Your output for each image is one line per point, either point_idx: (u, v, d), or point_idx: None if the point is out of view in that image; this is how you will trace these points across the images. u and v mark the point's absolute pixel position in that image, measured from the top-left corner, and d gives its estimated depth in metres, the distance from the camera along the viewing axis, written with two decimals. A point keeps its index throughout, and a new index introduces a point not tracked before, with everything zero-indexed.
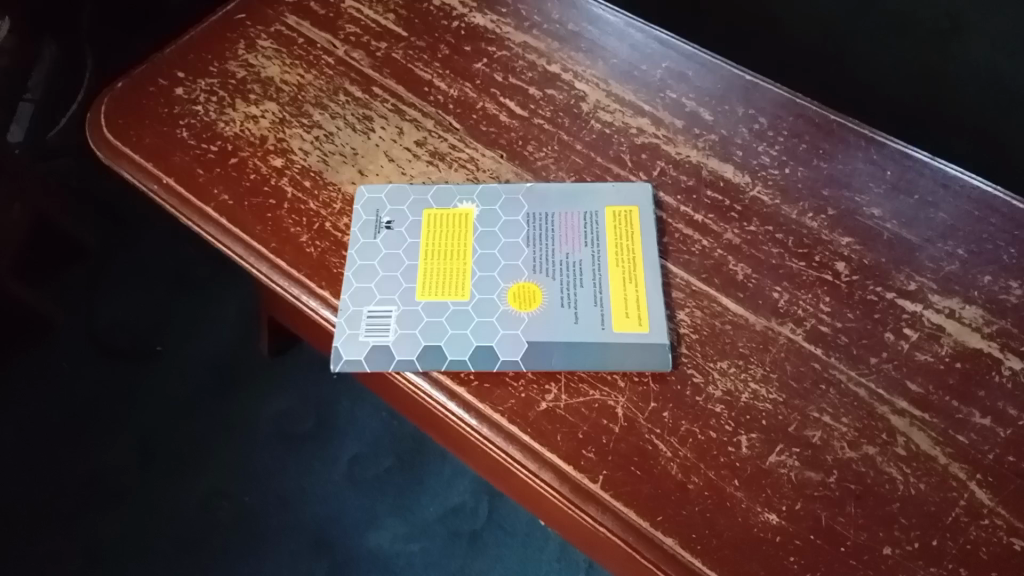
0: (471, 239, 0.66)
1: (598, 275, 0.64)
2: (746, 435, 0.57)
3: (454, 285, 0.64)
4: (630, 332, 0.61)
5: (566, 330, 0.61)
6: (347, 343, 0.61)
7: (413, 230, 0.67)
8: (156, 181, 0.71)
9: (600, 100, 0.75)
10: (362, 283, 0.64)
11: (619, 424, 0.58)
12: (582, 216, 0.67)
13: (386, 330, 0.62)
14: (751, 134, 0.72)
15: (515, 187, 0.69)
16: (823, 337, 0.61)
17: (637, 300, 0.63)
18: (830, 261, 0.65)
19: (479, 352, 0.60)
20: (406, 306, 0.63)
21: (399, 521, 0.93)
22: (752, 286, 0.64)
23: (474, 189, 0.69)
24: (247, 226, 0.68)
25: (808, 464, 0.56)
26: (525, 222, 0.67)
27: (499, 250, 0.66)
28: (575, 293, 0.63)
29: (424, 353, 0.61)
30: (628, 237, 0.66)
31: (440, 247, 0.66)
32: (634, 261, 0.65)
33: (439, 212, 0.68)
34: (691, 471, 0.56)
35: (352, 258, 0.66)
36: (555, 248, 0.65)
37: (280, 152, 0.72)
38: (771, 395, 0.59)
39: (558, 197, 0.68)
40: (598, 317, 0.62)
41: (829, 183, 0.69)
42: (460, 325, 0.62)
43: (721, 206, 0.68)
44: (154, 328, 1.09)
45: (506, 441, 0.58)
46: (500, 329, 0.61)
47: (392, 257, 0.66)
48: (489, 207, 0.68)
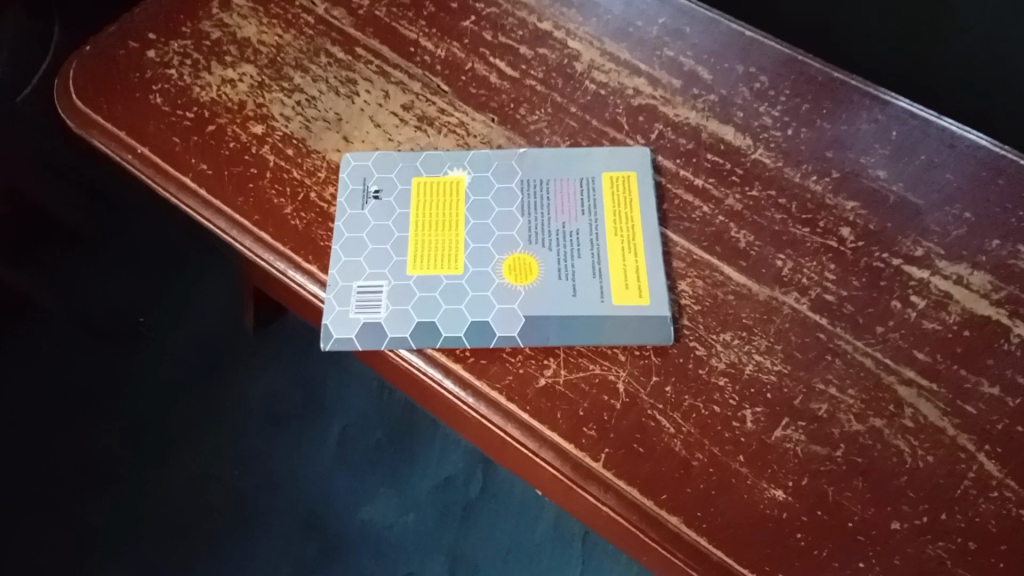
0: (463, 208, 0.64)
1: (596, 245, 0.62)
2: (751, 410, 0.56)
3: (446, 258, 0.61)
4: (631, 304, 0.59)
5: (564, 303, 0.59)
6: (337, 320, 0.59)
7: (402, 199, 0.64)
8: (131, 151, 0.68)
9: (594, 58, 0.72)
10: (351, 256, 0.62)
11: (621, 400, 0.56)
12: (579, 183, 0.65)
13: (377, 306, 0.59)
14: (752, 94, 0.69)
15: (508, 152, 0.66)
16: (827, 306, 0.60)
17: (637, 270, 0.61)
18: (835, 226, 0.63)
19: (475, 327, 0.58)
20: (398, 280, 0.60)
21: (391, 494, 0.94)
22: (754, 254, 0.62)
23: (465, 155, 0.66)
24: (228, 198, 0.65)
25: (814, 438, 0.55)
26: (519, 190, 0.64)
27: (492, 220, 0.63)
28: (573, 265, 0.61)
29: (417, 329, 0.58)
30: (627, 204, 0.63)
31: (431, 217, 0.63)
32: (633, 229, 0.62)
33: (429, 180, 0.65)
34: (695, 448, 0.55)
35: (338, 230, 0.63)
36: (551, 217, 0.63)
37: (260, 119, 0.69)
38: (776, 367, 0.57)
39: (554, 163, 0.66)
40: (598, 289, 0.60)
41: (833, 145, 0.67)
42: (454, 299, 0.59)
43: (721, 170, 0.65)
44: (136, 303, 1.06)
45: (504, 420, 0.56)
46: (496, 303, 0.59)
47: (382, 229, 0.63)
48: (481, 174, 0.65)
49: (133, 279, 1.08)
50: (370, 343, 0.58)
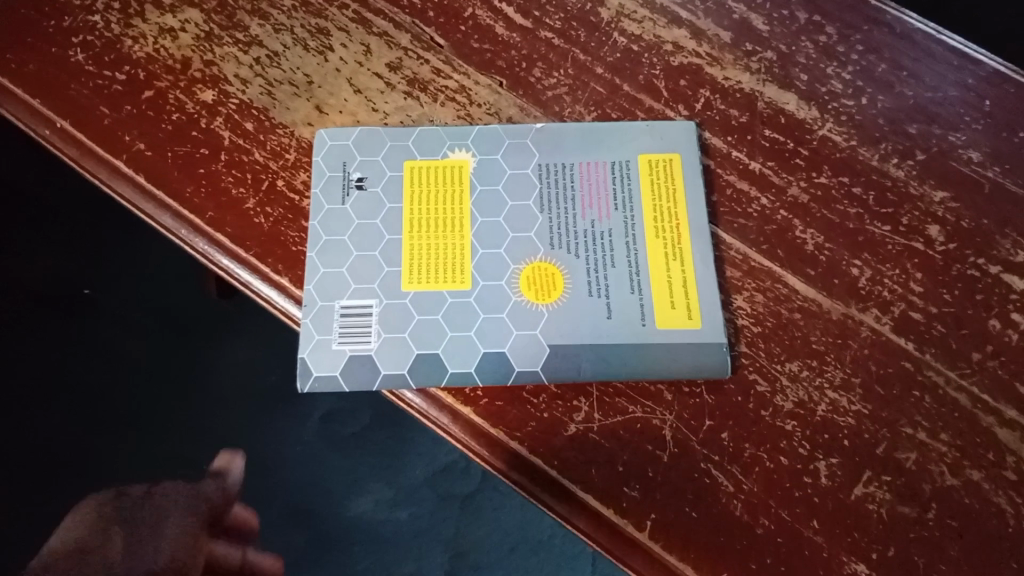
0: (468, 201, 0.51)
1: (633, 250, 0.50)
2: (825, 461, 0.46)
3: (449, 269, 0.49)
4: (678, 328, 0.48)
5: (596, 328, 0.48)
6: (317, 353, 0.48)
7: (392, 191, 0.52)
8: (48, 124, 0.54)
9: (623, 3, 0.58)
10: (331, 266, 0.50)
11: (668, 450, 0.46)
12: (610, 167, 0.53)
13: (366, 334, 0.48)
14: (818, 50, 0.56)
15: (521, 128, 0.53)
16: (914, 327, 0.49)
17: (685, 283, 0.49)
18: (920, 224, 0.52)
19: (487, 361, 0.47)
20: (390, 299, 0.49)
21: (384, 485, 0.82)
22: (825, 260, 0.51)
23: (469, 131, 0.53)
24: (175, 187, 0.52)
25: (900, 496, 0.46)
26: (536, 178, 0.52)
27: (505, 217, 0.51)
28: (605, 277, 0.49)
29: (417, 364, 0.47)
30: (671, 195, 0.52)
31: (428, 215, 0.51)
32: (679, 229, 0.51)
33: (424, 165, 0.52)
34: (759, 511, 0.45)
35: (314, 231, 0.51)
36: (577, 213, 0.51)
37: (209, 81, 0.55)
38: (854, 406, 0.47)
39: (578, 140, 0.53)
40: (638, 309, 0.49)
41: (916, 117, 0.55)
42: (461, 324, 0.48)
43: (783, 149, 0.53)
44: (69, 265, 0.82)
45: (525, 477, 0.46)
46: (513, 329, 0.48)
47: (368, 230, 0.51)
48: (489, 156, 0.53)
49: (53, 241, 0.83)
50: (358, 383, 0.47)
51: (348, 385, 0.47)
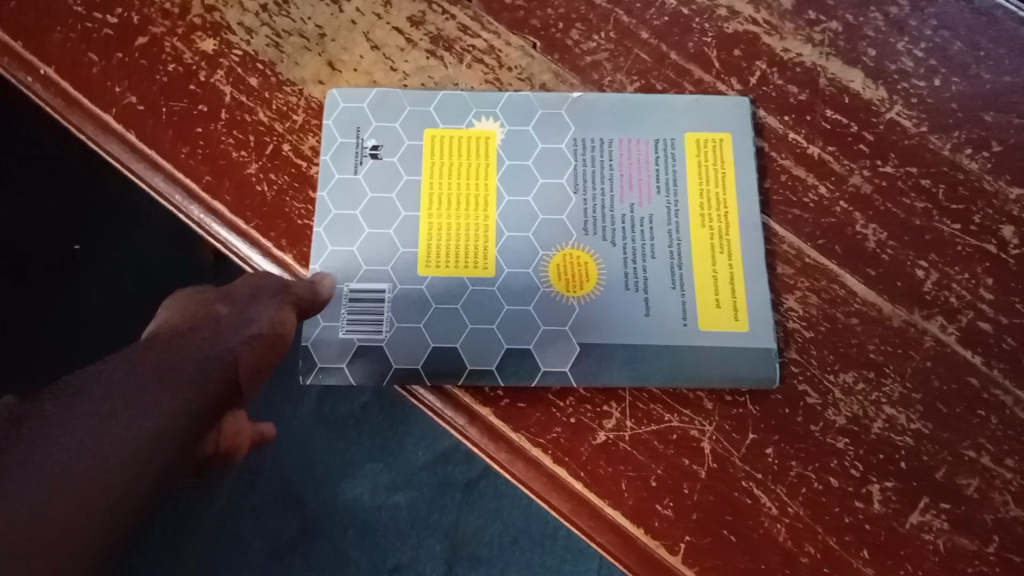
0: (495, 178, 0.46)
1: (675, 240, 0.46)
2: (879, 485, 0.42)
3: (471, 253, 0.45)
4: (721, 330, 0.44)
5: (632, 325, 0.44)
6: (323, 341, 0.44)
7: (410, 161, 0.47)
8: (30, 71, 0.49)
9: None
10: (340, 244, 0.45)
11: (706, 465, 0.42)
12: (653, 145, 0.48)
13: (377, 322, 0.44)
14: (888, 23, 0.51)
15: (556, 96, 0.48)
16: (982, 339, 0.45)
17: (731, 280, 0.45)
18: (994, 224, 0.47)
19: (510, 358, 0.43)
20: (404, 284, 0.44)
21: (380, 467, 0.77)
22: (886, 260, 0.46)
23: (498, 98, 0.48)
24: (170, 148, 0.47)
25: (960, 526, 0.42)
26: (571, 153, 0.47)
27: (534, 197, 0.46)
28: (644, 268, 0.45)
29: (433, 358, 0.43)
30: (719, 180, 0.47)
31: (450, 190, 0.46)
32: (726, 219, 0.46)
33: (447, 134, 0.47)
34: (804, 538, 0.41)
35: (323, 203, 0.46)
36: (614, 196, 0.46)
37: (211, 29, 0.49)
38: (913, 425, 0.43)
39: (619, 113, 0.48)
40: (679, 307, 0.44)
41: (994, 103, 0.49)
42: (482, 316, 0.44)
43: (844, 133, 0.48)
44: (44, 220, 0.69)
45: (546, 489, 0.42)
46: (539, 323, 0.44)
47: (382, 206, 0.46)
48: (520, 128, 0.48)
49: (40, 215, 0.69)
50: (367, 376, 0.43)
51: (354, 377, 0.43)
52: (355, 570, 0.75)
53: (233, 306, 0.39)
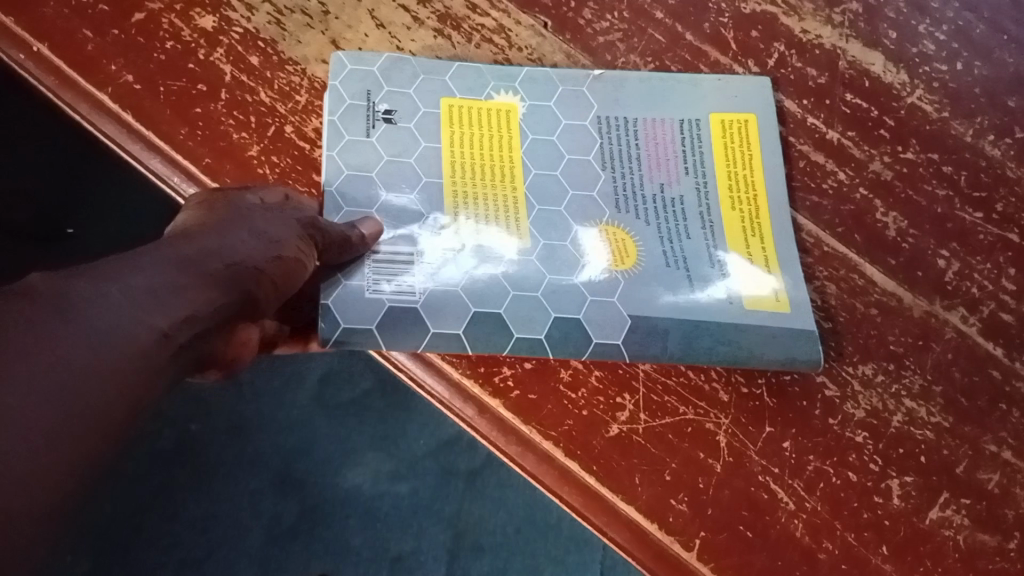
0: (521, 152, 0.44)
1: (707, 221, 0.44)
2: (898, 479, 0.41)
3: (506, 225, 0.42)
4: (764, 309, 0.42)
5: (674, 306, 0.42)
6: (346, 304, 0.39)
7: (427, 129, 0.44)
8: (24, 48, 0.47)
9: None
10: (357, 203, 0.42)
11: (722, 459, 0.41)
12: (680, 124, 0.46)
13: (410, 282, 0.40)
14: (909, 4, 0.49)
15: (577, 72, 0.47)
16: (1004, 331, 0.44)
17: (767, 260, 0.43)
18: (1016, 213, 0.46)
19: (558, 327, 0.41)
20: (434, 246, 0.42)
21: (383, 456, 0.75)
22: (907, 249, 0.45)
23: (516, 72, 0.46)
24: (166, 128, 0.45)
25: (981, 523, 0.41)
26: (596, 131, 0.45)
27: (562, 172, 0.44)
28: (680, 250, 0.43)
29: (475, 324, 0.40)
30: (748, 160, 0.46)
31: (473, 162, 0.44)
32: (756, 200, 0.45)
33: (465, 104, 0.45)
34: (822, 534, 0.40)
35: (333, 164, 0.42)
36: (644, 175, 0.45)
37: (210, 6, 0.48)
38: (933, 418, 0.42)
39: (642, 91, 0.47)
40: (719, 288, 0.42)
41: (1017, 88, 0.48)
42: (525, 283, 0.41)
43: (865, 118, 0.47)
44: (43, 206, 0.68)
45: (557, 483, 0.40)
46: (586, 293, 0.41)
47: (402, 170, 0.43)
48: (541, 103, 0.46)
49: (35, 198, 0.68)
50: (404, 341, 0.40)
51: (385, 341, 0.40)
52: (356, 559, 0.73)
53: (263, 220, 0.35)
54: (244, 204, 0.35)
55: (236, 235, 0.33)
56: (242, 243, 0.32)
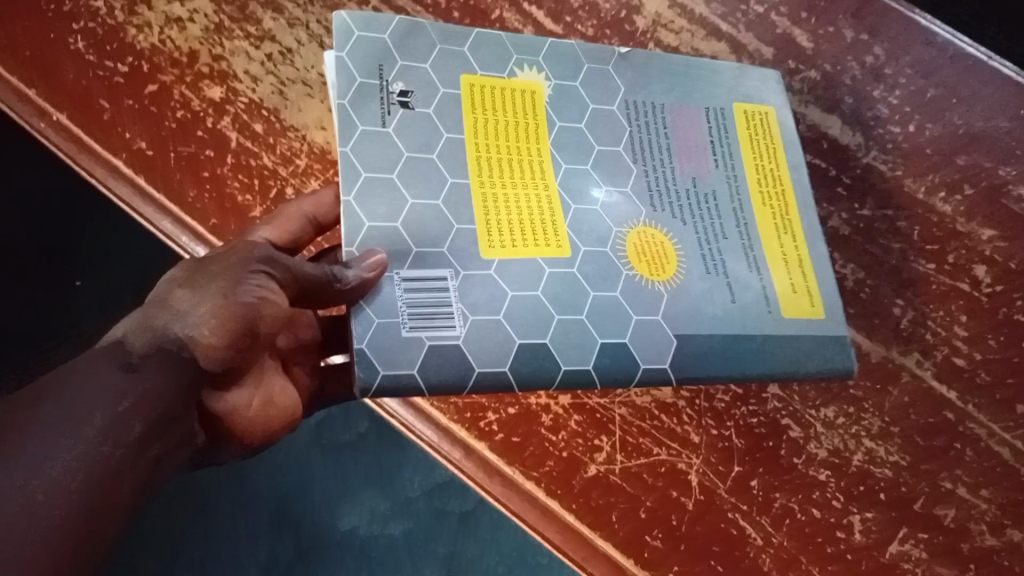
0: (549, 138, 0.38)
1: (742, 219, 0.40)
2: (860, 515, 0.44)
3: (544, 227, 0.36)
4: (800, 317, 0.38)
5: (714, 316, 0.37)
6: (381, 344, 0.33)
7: (444, 113, 0.37)
8: (45, 116, 0.52)
9: (660, 12, 0.55)
10: (378, 218, 0.35)
11: (694, 497, 0.44)
12: (706, 113, 0.42)
13: (449, 318, 0.34)
14: (864, 71, 0.53)
15: (603, 48, 0.42)
16: (956, 375, 0.47)
17: (804, 264, 0.40)
18: (968, 264, 0.49)
19: (608, 357, 0.36)
20: (469, 271, 0.35)
21: (378, 495, 0.68)
22: (865, 297, 0.49)
23: (539, 46, 0.40)
24: (177, 189, 0.51)
25: (939, 556, 0.44)
26: (623, 115, 0.41)
27: (594, 164, 0.39)
28: (718, 252, 0.39)
29: (526, 358, 0.34)
30: (776, 155, 0.42)
31: (498, 144, 0.37)
32: (785, 196, 0.41)
33: (484, 83, 0.38)
34: (790, 567, 0.44)
35: (347, 161, 0.35)
36: (674, 168, 0.40)
37: (217, 77, 0.51)
38: (892, 457, 0.44)
39: (665, 73, 0.42)
40: (761, 296, 0.38)
41: (963, 147, 0.51)
42: (573, 307, 0.36)
43: (824, 177, 0.51)
44: None
45: (540, 519, 0.45)
46: (632, 316, 0.36)
47: (426, 167, 0.36)
48: (566, 82, 0.40)
49: None
50: (445, 382, 0.33)
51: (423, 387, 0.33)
52: None
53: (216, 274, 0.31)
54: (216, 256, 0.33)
55: (179, 303, 0.30)
56: (180, 310, 0.30)
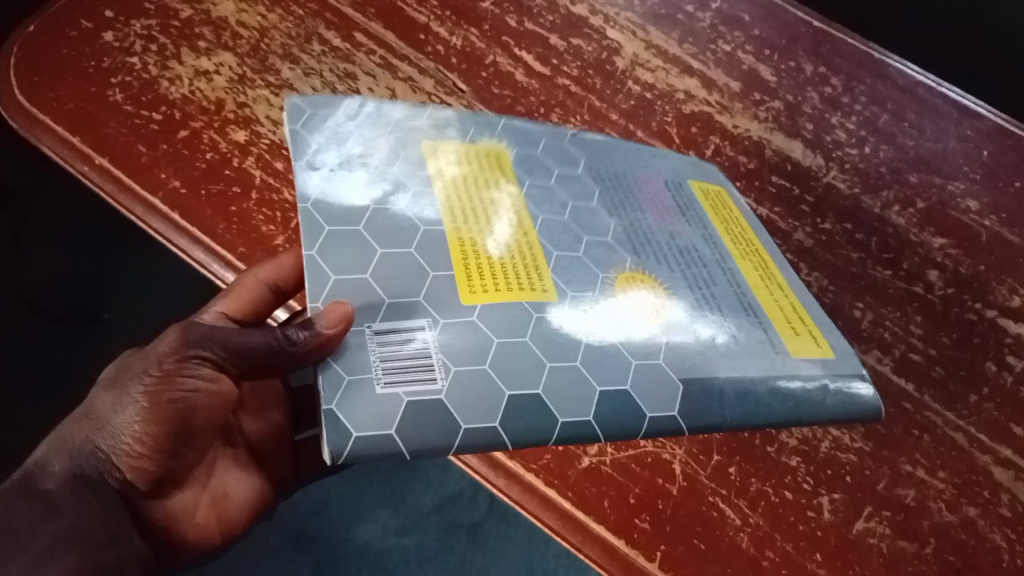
0: (522, 196, 0.45)
1: (725, 267, 0.47)
2: (828, 497, 0.48)
3: (523, 275, 0.41)
4: (809, 355, 0.44)
5: (720, 346, 0.42)
6: (356, 407, 0.35)
7: (418, 173, 0.44)
8: (87, 160, 0.54)
9: (638, 53, 0.64)
10: (345, 272, 0.39)
11: (678, 484, 0.48)
12: (666, 185, 0.51)
13: (429, 369, 0.37)
14: (823, 101, 0.63)
15: (557, 129, 0.51)
16: (914, 368, 0.52)
17: (795, 309, 0.47)
18: (921, 270, 0.55)
19: (611, 400, 0.39)
20: (448, 318, 0.39)
21: (390, 512, 0.85)
22: (829, 301, 0.53)
23: (496, 124, 0.49)
24: (207, 224, 0.53)
25: (901, 532, 0.47)
26: (590, 180, 0.49)
27: (571, 216, 0.46)
28: (710, 293, 0.45)
29: (513, 411, 0.37)
30: (735, 225, 0.51)
31: (475, 197, 0.44)
32: (760, 254, 0.50)
33: (445, 148, 0.46)
34: (764, 544, 0.47)
35: (311, 217, 0.40)
36: (652, 226, 0.48)
37: (242, 122, 0.57)
38: (856, 444, 0.50)
39: (626, 157, 0.52)
40: (762, 334, 0.44)
41: (916, 167, 0.60)
42: (564, 353, 0.39)
43: (789, 196, 0.58)
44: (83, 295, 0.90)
45: (540, 508, 0.48)
46: (632, 357, 0.40)
47: (387, 224, 0.41)
48: (526, 149, 0.49)
49: (80, 271, 0.90)
50: (427, 440, 0.35)
51: (405, 447, 0.35)
52: None
53: (124, 379, 0.40)
54: (135, 360, 0.41)
55: (101, 410, 0.40)
56: (107, 422, 0.40)
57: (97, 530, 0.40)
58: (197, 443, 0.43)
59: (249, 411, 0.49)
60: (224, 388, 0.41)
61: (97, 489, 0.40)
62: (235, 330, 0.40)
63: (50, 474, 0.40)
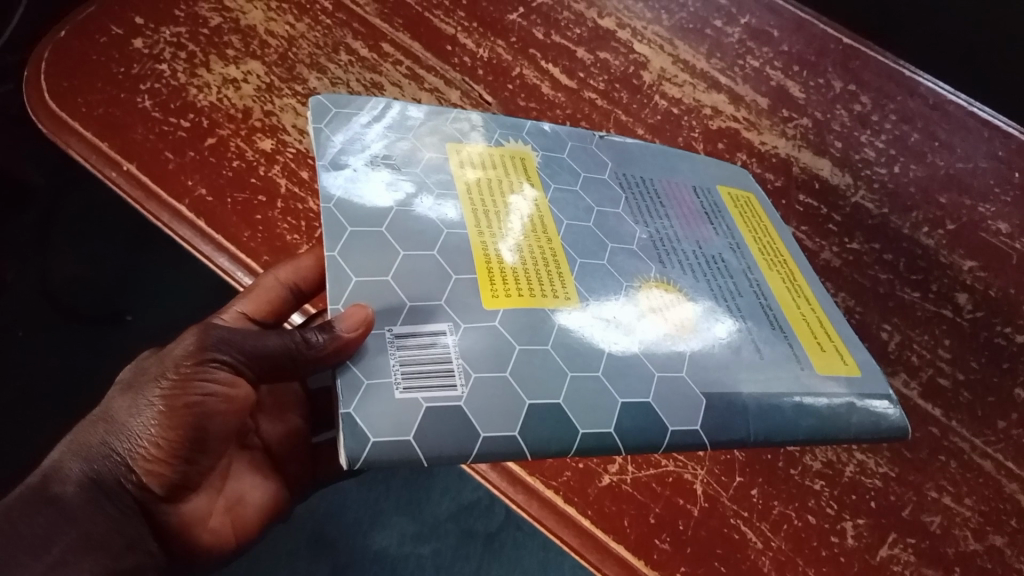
0: (547, 202, 0.45)
1: (750, 277, 0.47)
2: (852, 522, 0.47)
3: (547, 282, 0.41)
4: (836, 372, 0.43)
5: (744, 359, 0.42)
6: (375, 412, 0.34)
7: (444, 179, 0.43)
8: (116, 166, 0.54)
9: (665, 68, 0.63)
10: (366, 274, 0.39)
11: (699, 504, 0.48)
12: (694, 192, 0.51)
13: (449, 375, 0.37)
14: (852, 119, 0.63)
15: (585, 133, 0.51)
16: (940, 393, 0.51)
17: (822, 325, 0.46)
18: (950, 292, 0.55)
19: (631, 411, 0.38)
20: (468, 322, 0.38)
21: (406, 519, 0.85)
22: (856, 321, 0.53)
23: (522, 127, 0.49)
24: (232, 232, 0.53)
25: (925, 559, 0.47)
26: (617, 185, 0.49)
27: (595, 222, 0.45)
28: (735, 303, 0.44)
29: (532, 420, 0.37)
30: (764, 233, 0.51)
31: (499, 202, 0.43)
32: (787, 264, 0.49)
33: (471, 150, 0.46)
34: (785, 568, 0.46)
35: (333, 218, 0.40)
36: (679, 233, 0.47)
37: (268, 131, 0.57)
38: (881, 468, 0.49)
39: (653, 161, 0.52)
40: (788, 348, 0.43)
41: (946, 187, 0.60)
42: (584, 363, 0.39)
43: (816, 215, 0.57)
44: (106, 297, 0.90)
45: (558, 526, 0.47)
46: (653, 370, 0.40)
47: (408, 226, 0.41)
48: (553, 153, 0.49)
49: (102, 272, 0.91)
50: (447, 448, 0.35)
51: (424, 453, 0.35)
52: None
53: (141, 382, 0.40)
54: (152, 362, 0.41)
55: (117, 413, 0.40)
56: (122, 425, 0.40)
57: (113, 537, 0.40)
58: (214, 449, 0.43)
59: (267, 416, 0.49)
60: (242, 393, 0.41)
61: (111, 493, 0.40)
62: (251, 334, 0.40)
63: (64, 478, 0.39)
